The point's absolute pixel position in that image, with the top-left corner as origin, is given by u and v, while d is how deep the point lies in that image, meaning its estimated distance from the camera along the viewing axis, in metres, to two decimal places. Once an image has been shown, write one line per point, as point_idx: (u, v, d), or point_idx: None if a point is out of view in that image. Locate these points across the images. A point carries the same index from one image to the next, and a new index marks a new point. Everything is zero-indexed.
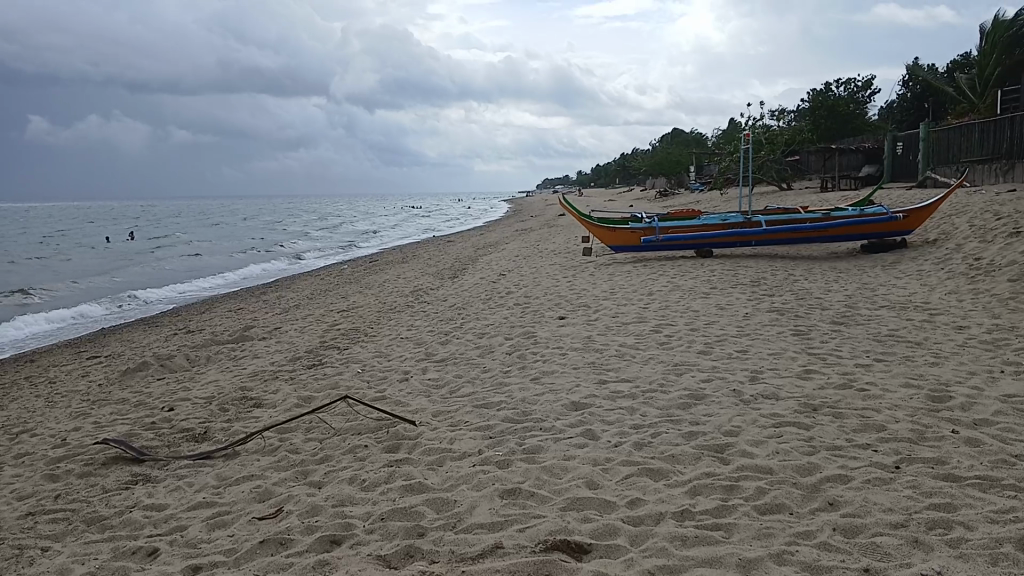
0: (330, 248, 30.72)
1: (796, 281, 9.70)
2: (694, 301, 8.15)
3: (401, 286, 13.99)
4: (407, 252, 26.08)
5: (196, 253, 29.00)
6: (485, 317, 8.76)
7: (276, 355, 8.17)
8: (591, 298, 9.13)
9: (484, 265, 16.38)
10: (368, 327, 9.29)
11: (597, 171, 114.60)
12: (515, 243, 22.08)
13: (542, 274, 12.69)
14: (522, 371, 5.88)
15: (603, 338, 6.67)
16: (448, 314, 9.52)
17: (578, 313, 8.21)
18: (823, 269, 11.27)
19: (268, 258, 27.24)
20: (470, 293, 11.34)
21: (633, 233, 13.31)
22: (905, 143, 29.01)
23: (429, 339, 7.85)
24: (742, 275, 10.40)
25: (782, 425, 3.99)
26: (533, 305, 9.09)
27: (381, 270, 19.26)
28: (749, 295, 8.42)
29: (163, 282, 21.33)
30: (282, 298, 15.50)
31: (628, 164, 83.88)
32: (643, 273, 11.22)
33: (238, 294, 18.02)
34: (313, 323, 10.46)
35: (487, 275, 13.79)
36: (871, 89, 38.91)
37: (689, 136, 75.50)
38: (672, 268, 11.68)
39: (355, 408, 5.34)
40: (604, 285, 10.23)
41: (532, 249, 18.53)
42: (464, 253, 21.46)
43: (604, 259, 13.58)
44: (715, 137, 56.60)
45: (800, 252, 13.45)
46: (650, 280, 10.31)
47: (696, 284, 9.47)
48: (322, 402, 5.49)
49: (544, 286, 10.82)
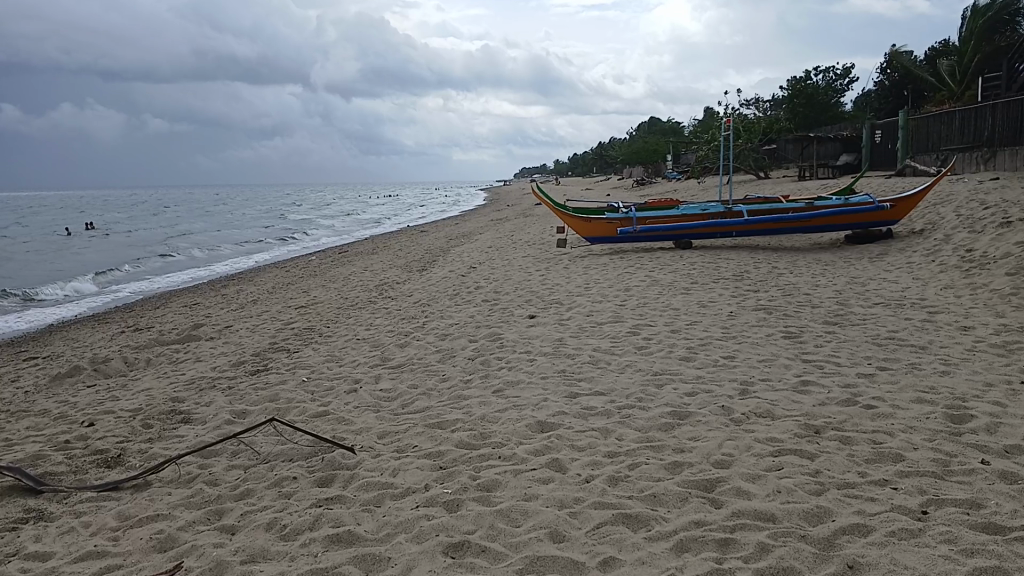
0: (299, 238, 29.91)
1: (780, 275, 9.16)
2: (674, 298, 7.57)
3: (366, 280, 13.30)
4: (378, 242, 25.36)
5: (160, 244, 28.09)
6: (450, 315, 8.12)
7: (220, 361, 7.47)
8: (564, 294, 8.53)
9: (454, 257, 15.75)
10: (324, 327, 8.62)
11: (574, 160, 114.00)
12: (488, 234, 21.46)
13: (514, 266, 12.06)
14: (484, 381, 5.24)
15: (576, 341, 6.07)
16: (410, 311, 8.87)
17: (549, 311, 7.60)
18: (807, 261, 10.74)
19: (235, 249, 26.40)
20: (437, 288, 10.69)
21: (609, 223, 12.68)
22: (884, 131, 28.69)
23: (387, 341, 7.19)
24: (722, 268, 9.87)
25: (781, 454, 3.39)
26: (502, 302, 8.47)
27: (349, 261, 18.54)
28: (732, 291, 7.86)
29: (121, 274, 20.49)
30: (241, 292, 14.74)
31: (606, 152, 83.33)
32: (618, 266, 10.65)
33: (198, 288, 17.22)
34: (267, 322, 9.75)
35: (455, 268, 13.16)
36: (849, 77, 38.64)
37: (667, 125, 75.08)
38: (650, 261, 11.09)
39: (285, 431, 4.70)
40: (578, 279, 9.64)
41: (506, 240, 17.90)
42: (435, 243, 20.78)
43: (578, 251, 12.99)
44: (692, 126, 56.24)
45: (783, 243, 12.93)
46: (627, 274, 9.72)
47: (674, 278, 8.92)
48: (249, 425, 4.83)
49: (514, 281, 10.22)
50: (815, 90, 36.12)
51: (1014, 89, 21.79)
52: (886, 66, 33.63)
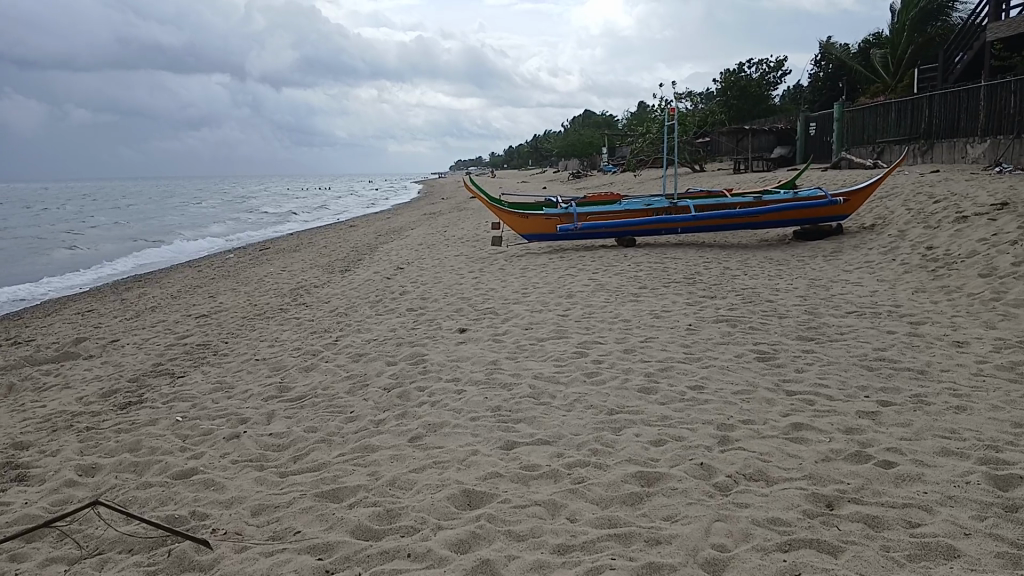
0: (219, 233, 28.29)
1: (735, 276, 8.37)
2: (622, 307, 6.66)
3: (281, 283, 12.08)
4: (304, 239, 24.02)
5: (65, 240, 26.21)
6: (368, 329, 7.05)
7: (90, 391, 6.25)
8: (496, 302, 7.55)
9: (380, 256, 14.63)
10: (220, 344, 7.45)
11: (510, 152, 113.22)
12: (419, 229, 20.36)
13: (444, 267, 11.02)
14: (399, 423, 4.21)
15: (512, 364, 5.08)
16: (323, 323, 7.76)
17: (481, 323, 6.60)
18: (759, 260, 10.01)
19: (147, 246, 24.71)
20: (358, 293, 9.61)
21: (548, 220, 11.70)
22: (820, 124, 28.57)
23: (289, 365, 6.09)
24: (670, 268, 9.04)
25: (792, 548, 2.48)
26: (427, 312, 7.43)
27: (268, 260, 17.22)
28: (685, 296, 6.99)
29: (17, 276, 18.77)
30: (143, 297, 13.35)
31: (542, 144, 82.70)
32: (558, 267, 9.73)
33: (98, 292, 15.69)
34: (160, 336, 8.51)
35: (380, 269, 12.07)
36: (781, 70, 38.66)
37: (602, 117, 74.86)
38: (593, 261, 10.21)
39: (122, 509, 3.64)
40: (514, 283, 8.69)
41: (437, 237, 16.83)
42: (363, 240, 19.59)
43: (514, 249, 12.03)
44: (627, 119, 56.02)
45: (729, 240, 12.20)
46: (568, 277, 8.81)
47: (620, 281, 8.04)
48: (75, 505, 3.74)
49: (442, 285, 9.20)
50: (748, 83, 35.98)
51: (949, 81, 21.69)
52: (819, 58, 33.64)
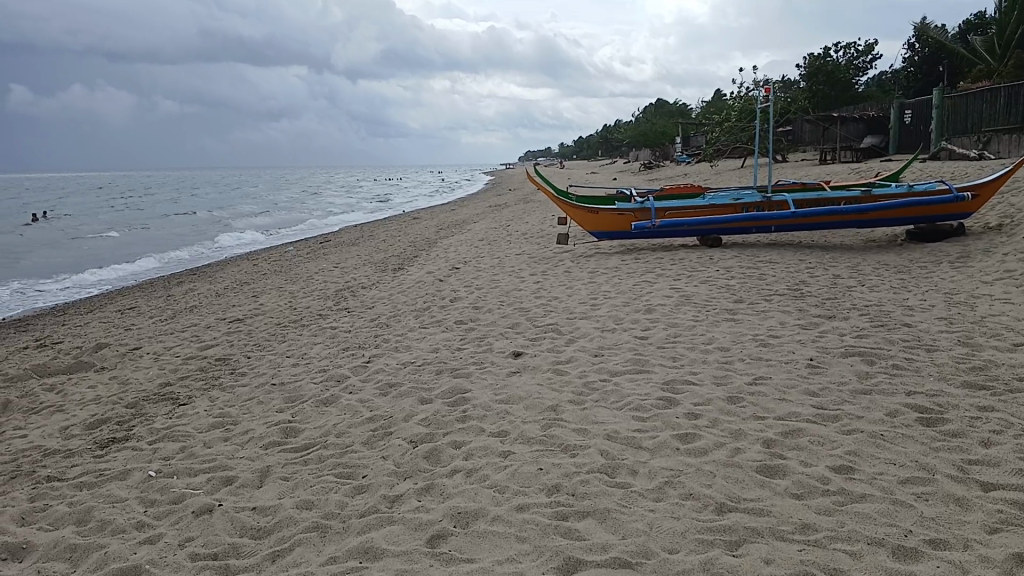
0: (281, 223, 27.80)
1: (848, 287, 6.96)
2: (716, 330, 5.37)
3: (328, 283, 11.10)
4: (364, 230, 23.20)
5: (130, 229, 26.09)
6: (408, 347, 5.94)
7: (79, 420, 5.28)
8: (559, 317, 6.34)
9: (437, 252, 13.54)
10: (240, 360, 6.44)
11: (580, 142, 111.35)
12: (481, 223, 19.25)
13: (504, 269, 9.85)
14: (420, 507, 3.05)
15: (578, 410, 3.89)
16: (358, 337, 6.67)
17: (541, 346, 5.41)
18: (871, 265, 8.54)
19: (209, 235, 24.34)
20: (406, 298, 8.53)
21: (622, 216, 10.36)
22: (916, 112, 26.35)
23: (306, 394, 5.00)
24: (767, 275, 7.67)
25: None
26: (477, 328, 6.27)
27: (322, 255, 16.35)
28: (794, 317, 5.65)
29: (73, 267, 18.39)
30: (187, 295, 12.57)
31: (612, 133, 80.79)
32: (634, 271, 8.45)
33: (145, 287, 15.04)
34: (182, 346, 7.56)
35: (434, 268, 10.97)
36: (871, 54, 36.15)
37: (675, 106, 72.50)
38: (673, 264, 8.88)
39: None
40: (582, 291, 7.47)
41: (500, 232, 15.65)
42: (422, 233, 18.59)
43: (582, 248, 10.76)
44: (701, 109, 53.88)
45: (829, 240, 10.69)
46: (645, 284, 7.53)
47: (708, 292, 6.74)
48: None
49: (499, 291, 8.03)
50: (835, 68, 33.69)
51: None
52: (913, 41, 31.19)
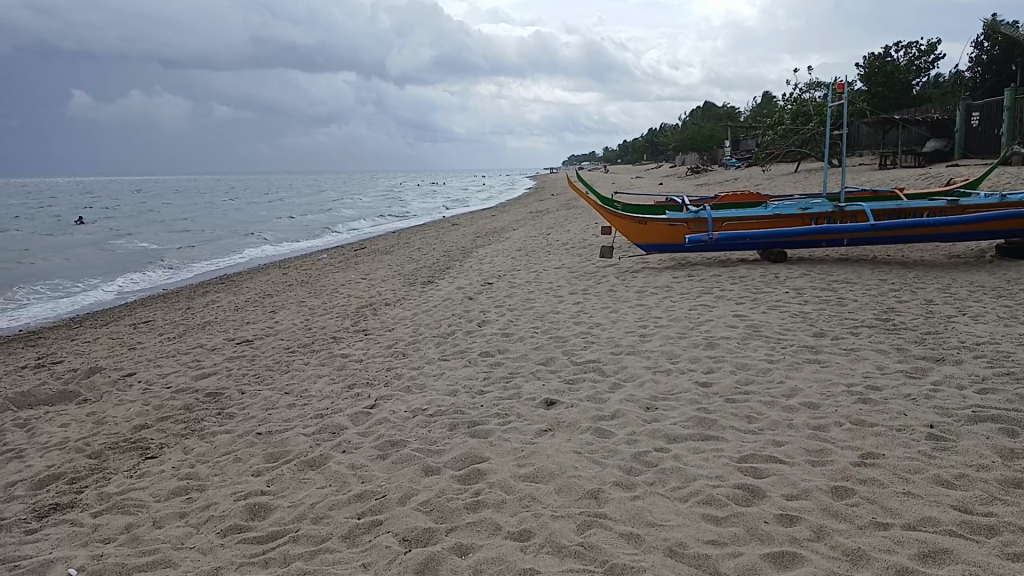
0: (319, 229, 27.30)
1: (946, 316, 5.87)
2: (797, 378, 4.35)
3: (352, 298, 10.26)
4: (401, 238, 22.45)
5: (168, 234, 25.79)
6: (424, 386, 5.02)
7: (31, 473, 4.46)
8: (603, 351, 5.37)
9: (471, 264, 12.66)
10: (233, 396, 5.59)
11: (625, 146, 109.89)
12: (521, 231, 18.31)
13: (542, 286, 8.89)
14: None
15: (628, 500, 2.91)
16: (370, 368, 5.78)
17: (582, 392, 4.45)
18: (964, 286, 7.40)
19: (244, 241, 23.85)
20: (431, 319, 7.63)
21: (673, 227, 9.31)
22: (985, 114, 24.75)
23: (292, 452, 4.10)
24: (845, 299, 6.61)
25: None
26: (506, 363, 5.33)
27: (353, 265, 15.58)
28: (893, 361, 4.60)
29: (102, 273, 17.91)
30: (206, 308, 11.86)
31: (658, 137, 79.19)
32: (688, 291, 7.45)
33: (170, 297, 14.41)
34: (178, 374, 6.75)
35: (465, 283, 10.08)
36: (933, 54, 34.46)
37: (724, 109, 70.75)
38: (732, 282, 7.84)
39: None
40: (630, 316, 6.48)
41: (539, 242, 14.69)
42: (458, 242, 17.73)
43: (628, 262, 9.75)
44: (751, 112, 52.29)
45: (907, 255, 9.53)
46: (703, 308, 6.52)
47: (778, 322, 5.71)
48: None
49: (534, 314, 7.10)
50: (895, 68, 32.08)
51: None
52: (981, 40, 29.45)
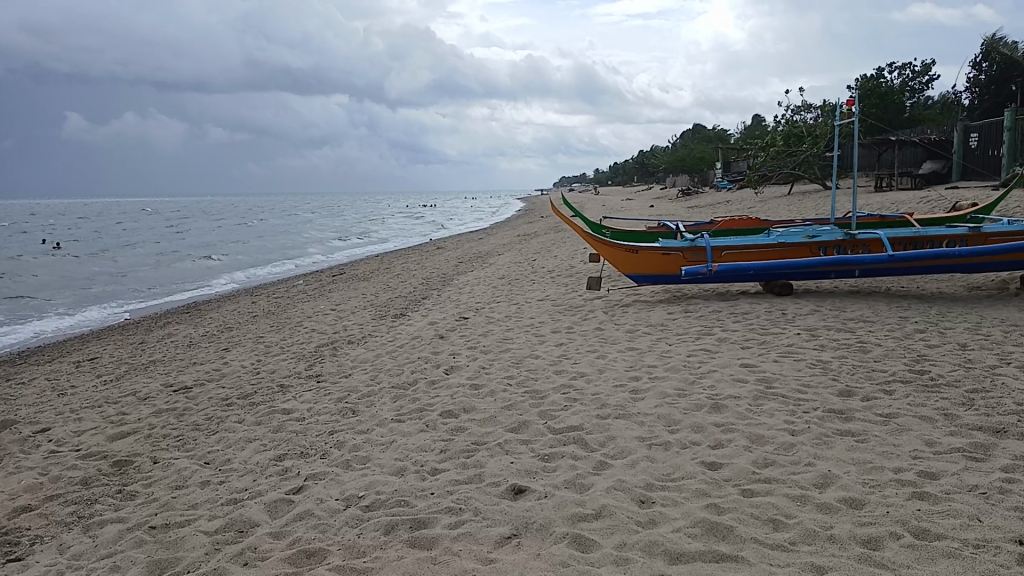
0: (299, 252, 26.43)
1: (989, 367, 5.00)
2: (828, 459, 3.47)
3: (315, 333, 9.34)
4: (383, 262, 21.57)
5: (141, 258, 24.77)
6: (367, 459, 4.13)
7: None
8: (586, 413, 4.47)
9: (450, 293, 11.77)
10: (142, 469, 4.73)
11: (614, 168, 109.65)
12: (506, 257, 17.45)
13: (522, 322, 8.00)
14: None
15: None
16: (310, 429, 4.90)
17: (558, 475, 3.55)
18: (996, 325, 6.56)
19: (220, 265, 22.97)
20: (393, 363, 6.71)
21: (667, 257, 8.44)
22: (983, 134, 24.18)
23: (186, 561, 3.19)
24: (868, 343, 5.74)
25: None
26: (470, 428, 4.41)
27: (326, 293, 14.65)
28: (945, 434, 3.71)
29: (63, 300, 16.91)
30: (160, 343, 10.90)
31: (648, 160, 78.82)
32: (686, 331, 6.58)
33: (129, 328, 13.45)
34: (96, 433, 5.81)
35: (440, 317, 9.20)
36: (926, 75, 34.05)
37: (715, 131, 70.40)
38: (735, 320, 6.98)
39: None
40: (619, 365, 5.58)
41: (524, 269, 13.81)
42: (439, 268, 16.86)
43: (618, 295, 8.88)
44: (742, 135, 51.88)
45: (923, 287, 8.70)
46: (704, 355, 5.63)
47: (794, 375, 4.83)
48: None
49: (511, 359, 6.19)
50: (888, 90, 31.60)
51: None
52: (977, 60, 28.88)
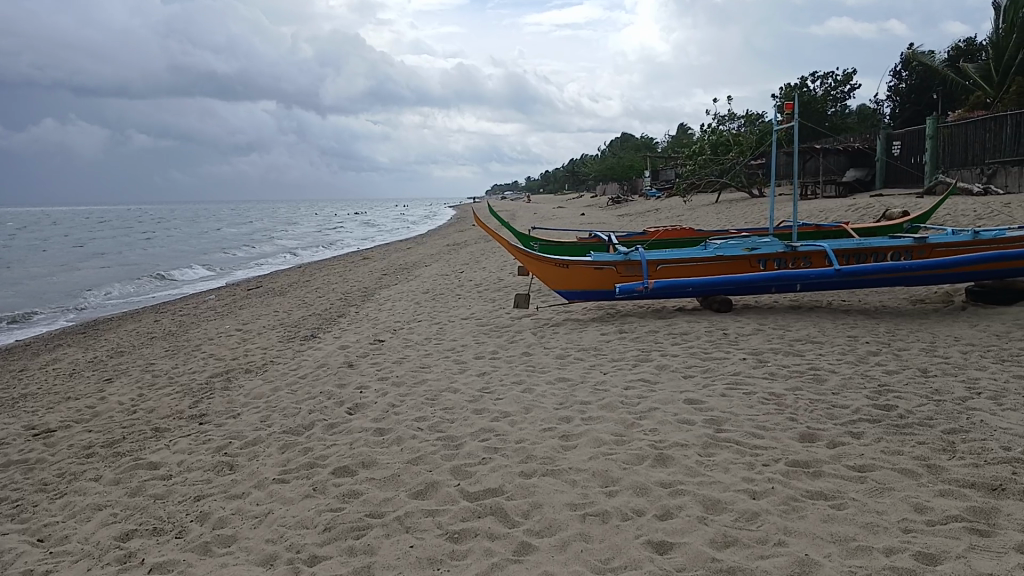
0: (215, 263, 25.07)
1: (959, 400, 4.45)
2: (802, 535, 2.80)
3: (210, 361, 8.37)
4: (302, 274, 20.48)
5: (40, 271, 23.05)
6: (232, 540, 3.34)
7: None
8: (506, 468, 3.71)
9: (368, 310, 10.90)
10: None
11: (545, 176, 109.83)
12: (431, 268, 16.63)
13: (441, 345, 7.22)
14: None
15: None
16: (173, 494, 4.14)
17: (468, 565, 2.79)
18: (952, 345, 6.09)
19: (127, 278, 21.53)
20: (290, 399, 5.85)
21: (600, 272, 7.77)
22: (906, 142, 24.49)
23: None
24: (822, 371, 5.14)
25: None
26: (365, 493, 3.61)
27: (234, 310, 13.57)
28: (934, 495, 3.09)
29: None
30: (39, 371, 9.74)
31: (578, 167, 78.94)
32: (621, 356, 5.89)
33: (11, 352, 12.15)
34: None
35: (352, 339, 8.33)
36: (848, 84, 34.55)
37: (643, 139, 70.91)
38: (674, 341, 6.34)
39: None
40: (547, 399, 4.85)
41: (449, 282, 13.02)
42: (361, 281, 15.93)
43: (548, 313, 8.18)
44: (670, 143, 52.19)
45: (866, 302, 8.25)
46: (642, 387, 4.93)
47: (748, 414, 4.18)
48: None
49: (424, 394, 5.39)
50: (812, 98, 31.89)
51: None
52: (898, 69, 29.39)
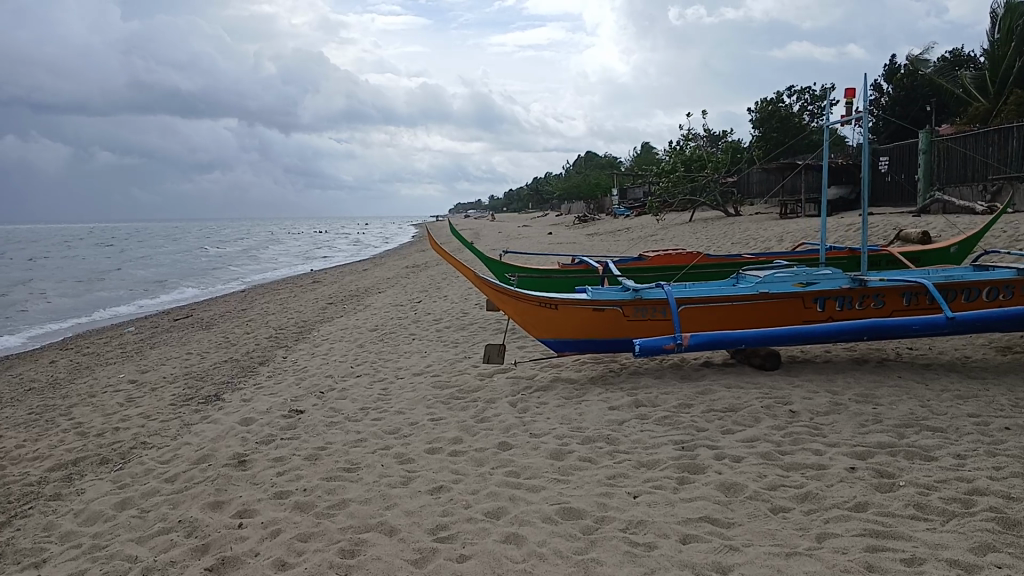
0: (145, 286, 22.52)
1: None
2: None
3: (64, 441, 6.06)
4: (241, 301, 18.11)
5: None
6: None
7: None
8: None
9: (297, 357, 8.65)
10: None
11: (508, 195, 108.10)
12: (383, 296, 14.40)
13: (375, 425, 5.04)
14: None
15: None
16: None
17: None
18: None
19: (40, 304, 18.89)
20: (129, 540, 3.64)
21: (603, 315, 5.68)
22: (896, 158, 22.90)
23: None
24: (997, 503, 3.11)
25: None
26: None
27: (140, 351, 11.18)
28: None
29: None
30: None
31: (543, 185, 77.26)
32: (653, 457, 3.79)
33: None
34: None
35: (260, 406, 6.11)
36: (824, 99, 33.03)
37: (609, 159, 69.56)
38: (721, 424, 4.26)
39: None
40: (548, 566, 2.74)
41: (402, 316, 10.83)
42: (300, 313, 13.63)
43: (528, 372, 6.05)
44: (639, 160, 50.63)
45: (946, 355, 6.27)
46: (712, 540, 2.84)
47: None
48: None
49: (339, 540, 3.23)
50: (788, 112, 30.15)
51: None
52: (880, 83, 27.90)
